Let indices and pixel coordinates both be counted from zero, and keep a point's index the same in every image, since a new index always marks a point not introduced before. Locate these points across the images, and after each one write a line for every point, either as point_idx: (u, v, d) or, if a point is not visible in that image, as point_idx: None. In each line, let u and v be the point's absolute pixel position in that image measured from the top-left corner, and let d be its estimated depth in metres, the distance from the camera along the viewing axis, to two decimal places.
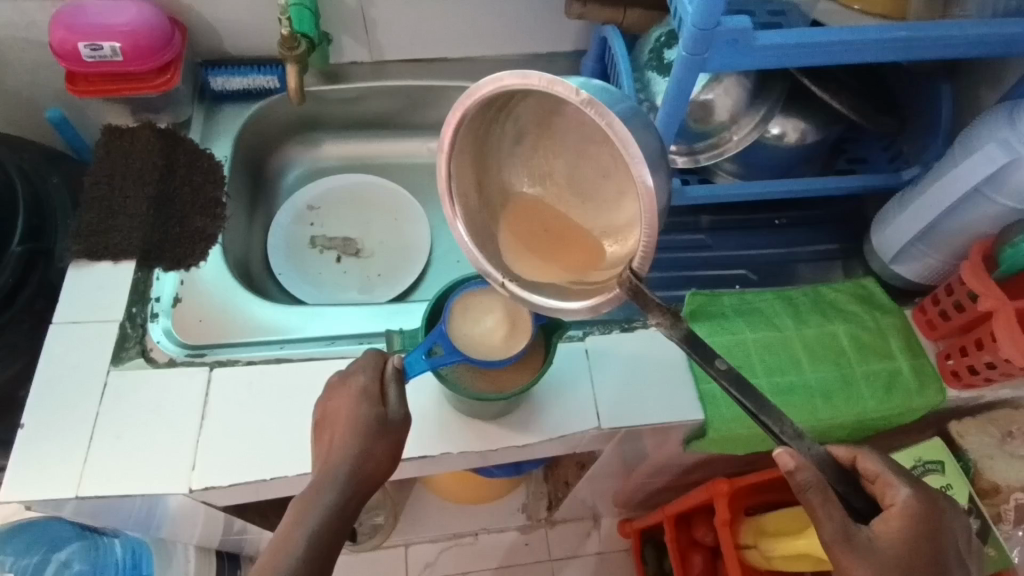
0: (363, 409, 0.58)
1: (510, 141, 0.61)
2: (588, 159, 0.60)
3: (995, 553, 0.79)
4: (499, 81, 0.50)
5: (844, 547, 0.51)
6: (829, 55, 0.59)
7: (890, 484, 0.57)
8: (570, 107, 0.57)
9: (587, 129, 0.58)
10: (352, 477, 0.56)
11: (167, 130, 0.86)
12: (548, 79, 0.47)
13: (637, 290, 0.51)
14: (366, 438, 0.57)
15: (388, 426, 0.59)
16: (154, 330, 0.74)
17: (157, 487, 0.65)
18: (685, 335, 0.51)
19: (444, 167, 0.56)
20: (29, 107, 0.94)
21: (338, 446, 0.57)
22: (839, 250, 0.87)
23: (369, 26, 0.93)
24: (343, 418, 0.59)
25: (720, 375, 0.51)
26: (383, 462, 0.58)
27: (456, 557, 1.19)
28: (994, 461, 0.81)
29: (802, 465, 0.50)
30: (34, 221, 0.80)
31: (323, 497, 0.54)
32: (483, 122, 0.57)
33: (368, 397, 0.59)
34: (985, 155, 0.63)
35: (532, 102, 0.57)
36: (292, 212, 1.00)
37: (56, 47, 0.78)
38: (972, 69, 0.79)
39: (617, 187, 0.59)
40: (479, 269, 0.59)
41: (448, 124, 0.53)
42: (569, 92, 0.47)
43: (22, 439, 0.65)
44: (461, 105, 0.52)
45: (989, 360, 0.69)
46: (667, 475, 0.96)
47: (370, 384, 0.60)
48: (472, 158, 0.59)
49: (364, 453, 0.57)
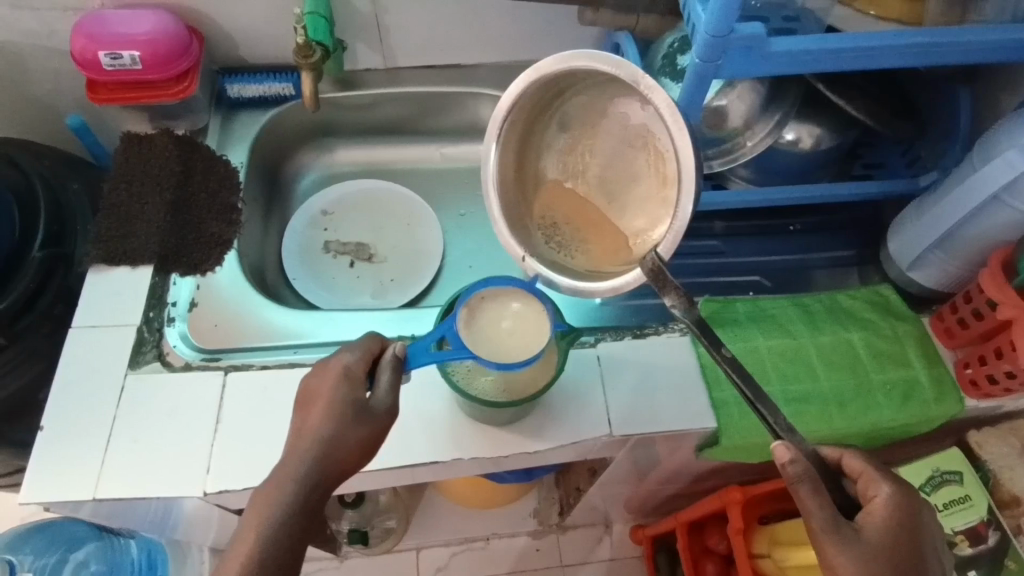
0: (341, 393, 0.57)
1: (553, 133, 0.67)
2: (624, 163, 0.65)
3: (1016, 566, 0.77)
4: (570, 61, 0.58)
5: (832, 537, 0.51)
6: (845, 61, 0.58)
7: (873, 480, 0.56)
8: (618, 107, 0.64)
9: (626, 134, 0.65)
10: (322, 468, 0.55)
11: (184, 137, 0.87)
12: (617, 63, 0.57)
13: (658, 272, 0.56)
14: (340, 423, 0.56)
15: (365, 412, 0.57)
16: (170, 334, 0.75)
17: (172, 490, 0.65)
18: (697, 318, 0.55)
19: (496, 136, 0.63)
20: (51, 114, 0.96)
21: (311, 429, 0.56)
22: (855, 257, 0.87)
23: (384, 34, 0.94)
24: (319, 400, 0.57)
25: (723, 360, 0.55)
26: (356, 450, 0.56)
27: (467, 562, 1.19)
28: (1015, 472, 0.80)
29: (796, 457, 0.50)
30: (54, 227, 0.82)
31: (285, 491, 0.53)
32: (538, 104, 0.65)
33: (351, 380, 0.58)
34: (1005, 161, 0.62)
35: (583, 99, 0.65)
36: (307, 217, 1.01)
37: (77, 56, 0.80)
38: (990, 76, 0.78)
39: (646, 193, 0.63)
40: (504, 243, 0.63)
41: (511, 91, 0.60)
42: (635, 77, 0.56)
43: (41, 442, 0.66)
44: (528, 76, 0.60)
45: (1008, 368, 0.68)
46: (679, 482, 0.95)
47: (356, 365, 0.59)
48: (520, 138, 0.66)
49: (332, 442, 0.55)
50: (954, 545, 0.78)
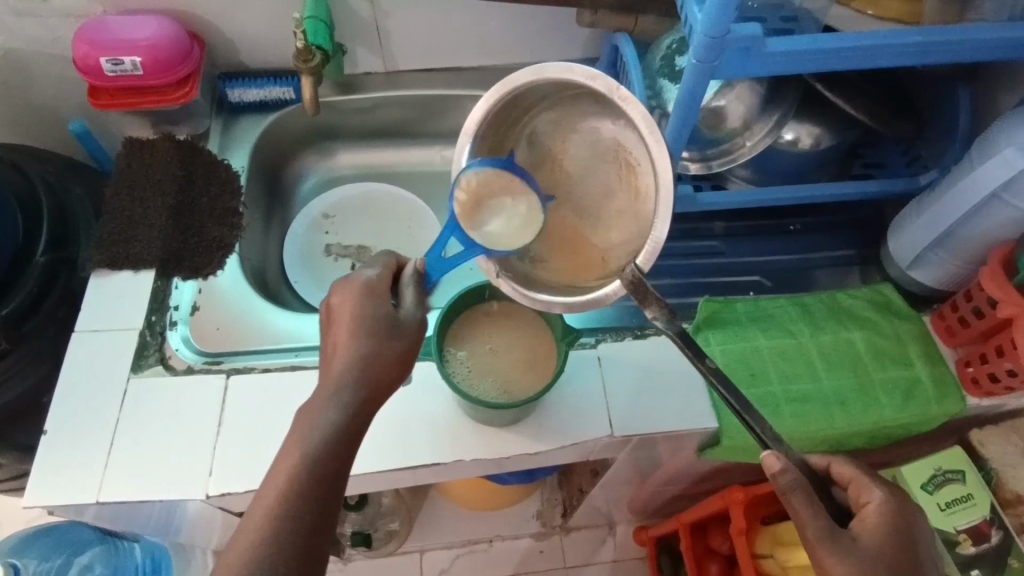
0: (371, 307, 0.56)
1: (522, 149, 0.67)
2: (595, 177, 0.65)
3: (1019, 565, 0.76)
4: (542, 72, 0.58)
5: (830, 546, 0.51)
6: (842, 61, 0.58)
7: (863, 485, 0.57)
8: (589, 123, 0.65)
9: (598, 149, 0.65)
10: (363, 384, 0.53)
11: (186, 142, 0.87)
12: (591, 74, 0.57)
13: (637, 282, 0.57)
14: (375, 338, 0.55)
15: (398, 326, 0.56)
16: (172, 338, 0.75)
17: (175, 493, 0.66)
18: (679, 331, 0.57)
19: (462, 151, 0.62)
20: (54, 120, 0.96)
21: (347, 348, 0.54)
22: (856, 256, 0.87)
23: (384, 37, 0.94)
24: (347, 318, 0.55)
25: (710, 372, 0.56)
26: (395, 367, 0.55)
27: (469, 564, 1.19)
28: (1016, 471, 0.80)
29: (786, 466, 0.52)
30: (57, 231, 0.82)
31: (328, 412, 0.51)
32: (507, 119, 0.65)
33: (375, 295, 0.57)
34: (1002, 160, 0.62)
35: (553, 113, 0.66)
36: (308, 220, 1.01)
37: (79, 62, 0.80)
38: (988, 75, 0.79)
39: (619, 207, 0.64)
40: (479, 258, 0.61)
41: (482, 104, 0.60)
42: (610, 87, 0.57)
43: (44, 446, 0.67)
44: (498, 90, 0.59)
45: (1010, 367, 0.68)
46: (682, 483, 0.95)
47: (377, 281, 0.58)
48: (488, 154, 0.65)
49: (371, 358, 0.54)
50: (956, 545, 0.77)
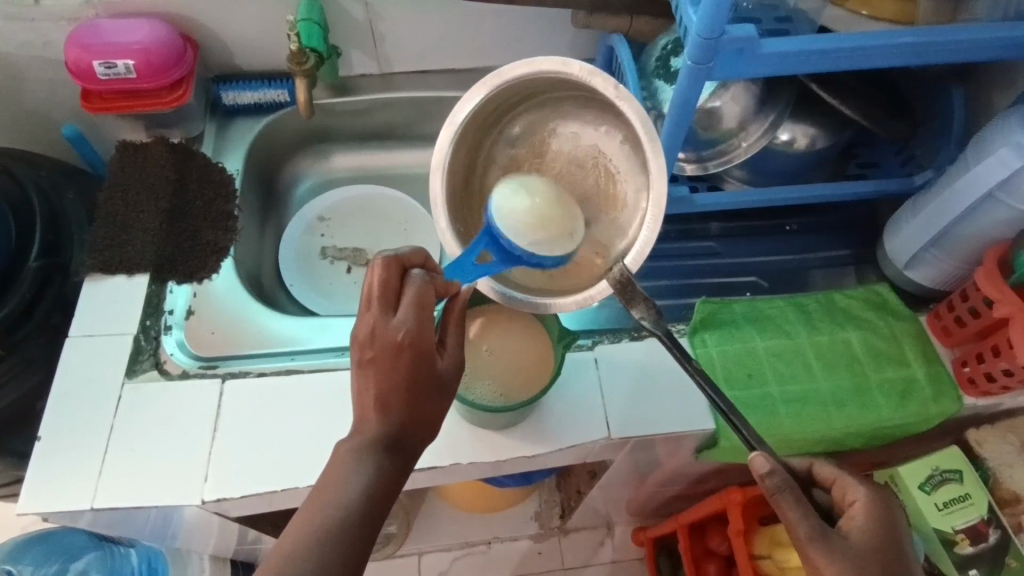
0: (416, 363, 0.51)
1: (501, 147, 0.67)
2: (572, 181, 0.66)
3: (1017, 565, 0.76)
4: (535, 64, 0.58)
5: (820, 545, 0.51)
6: (836, 61, 0.58)
7: (847, 484, 0.57)
8: (569, 126, 0.66)
9: (577, 154, 0.66)
10: (404, 439, 0.50)
11: (179, 145, 0.87)
12: (587, 69, 0.57)
13: (624, 283, 0.58)
14: (421, 393, 0.51)
15: (442, 385, 0.52)
16: (167, 342, 0.75)
17: (170, 499, 0.65)
18: (665, 331, 0.58)
19: (444, 142, 0.61)
20: (46, 123, 0.96)
21: (393, 403, 0.50)
22: (852, 256, 0.87)
23: (378, 39, 0.94)
24: (392, 370, 0.50)
25: (696, 372, 0.56)
26: (432, 422, 0.52)
27: (468, 567, 1.19)
28: (1013, 469, 0.80)
29: (773, 469, 0.52)
30: (49, 236, 0.82)
31: (370, 459, 0.49)
32: (490, 115, 0.64)
33: (420, 351, 0.51)
34: (998, 159, 0.62)
35: (533, 114, 0.66)
36: (304, 222, 1.01)
37: (70, 65, 0.80)
38: (982, 75, 0.79)
39: (594, 212, 0.65)
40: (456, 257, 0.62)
41: (475, 90, 0.59)
42: (606, 85, 0.57)
43: (38, 453, 0.66)
44: (492, 79, 0.59)
45: (1005, 367, 0.67)
46: (680, 484, 0.95)
47: (419, 334, 0.51)
48: (468, 150, 0.65)
49: (413, 418, 0.50)
50: (954, 544, 0.77)
